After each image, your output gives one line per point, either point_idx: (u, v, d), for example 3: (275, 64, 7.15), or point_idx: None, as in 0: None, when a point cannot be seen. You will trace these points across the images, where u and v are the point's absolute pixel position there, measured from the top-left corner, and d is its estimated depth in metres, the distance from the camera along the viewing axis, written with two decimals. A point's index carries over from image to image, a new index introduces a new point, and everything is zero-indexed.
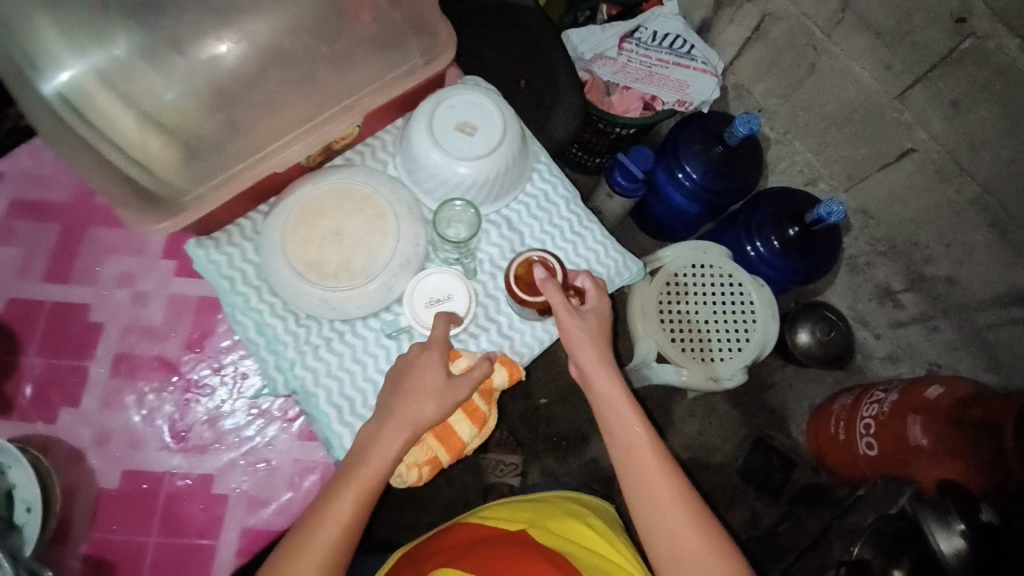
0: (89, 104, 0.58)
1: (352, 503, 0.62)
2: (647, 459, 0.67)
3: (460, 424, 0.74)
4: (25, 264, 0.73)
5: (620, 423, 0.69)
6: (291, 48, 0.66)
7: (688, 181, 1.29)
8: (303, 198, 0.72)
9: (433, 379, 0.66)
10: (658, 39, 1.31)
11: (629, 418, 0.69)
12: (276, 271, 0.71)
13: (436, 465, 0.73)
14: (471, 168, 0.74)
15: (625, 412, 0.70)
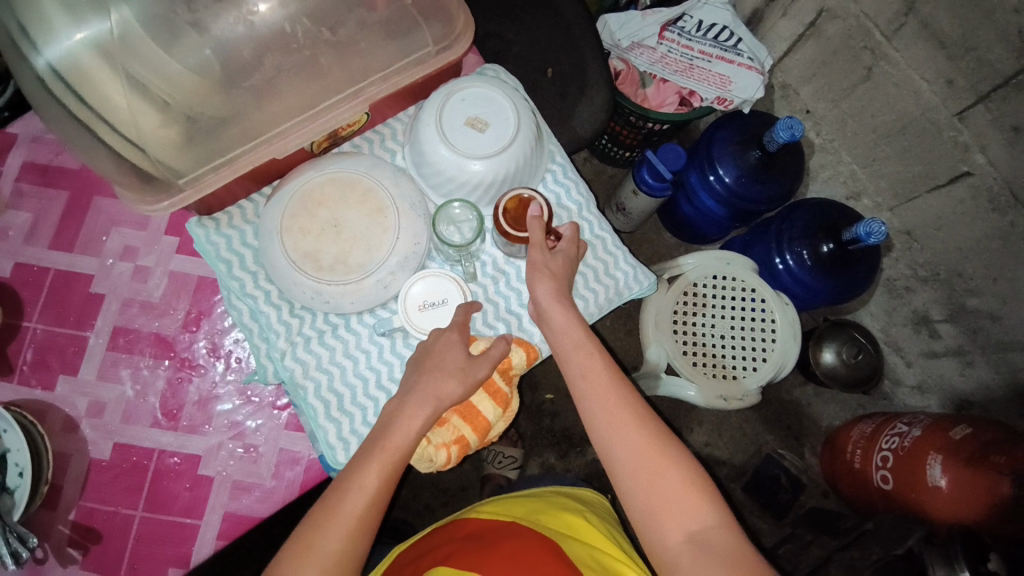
0: (79, 78, 0.55)
1: (378, 481, 0.58)
2: (637, 445, 0.59)
3: (483, 404, 0.71)
4: (33, 230, 0.74)
5: (608, 410, 0.62)
6: (292, 33, 0.61)
7: (719, 185, 1.22)
8: (305, 185, 0.69)
9: (454, 356, 0.65)
10: (703, 29, 1.22)
11: (614, 400, 0.62)
12: (273, 259, 0.68)
13: (462, 445, 0.71)
14: (479, 167, 0.70)
15: (612, 395, 0.63)
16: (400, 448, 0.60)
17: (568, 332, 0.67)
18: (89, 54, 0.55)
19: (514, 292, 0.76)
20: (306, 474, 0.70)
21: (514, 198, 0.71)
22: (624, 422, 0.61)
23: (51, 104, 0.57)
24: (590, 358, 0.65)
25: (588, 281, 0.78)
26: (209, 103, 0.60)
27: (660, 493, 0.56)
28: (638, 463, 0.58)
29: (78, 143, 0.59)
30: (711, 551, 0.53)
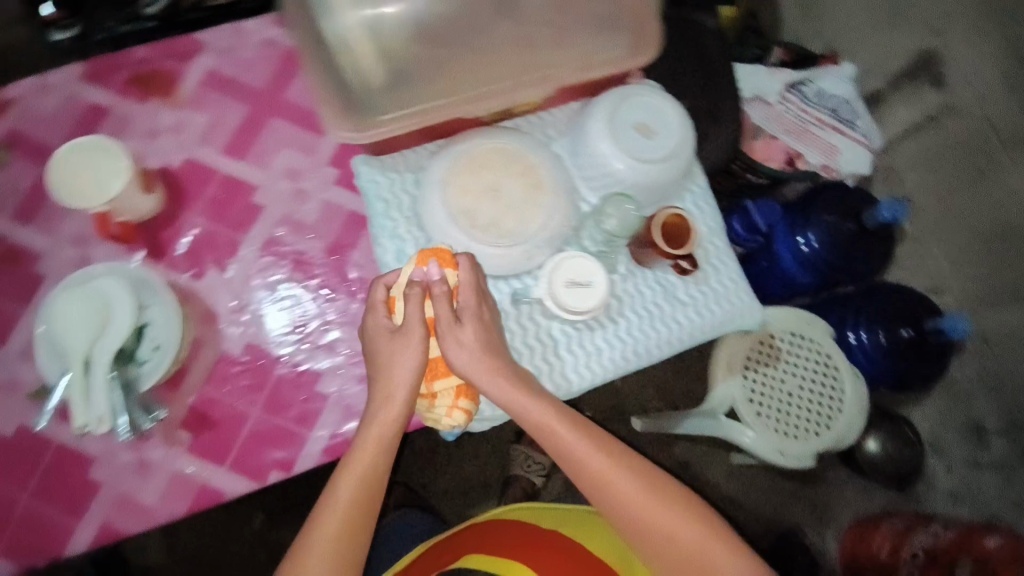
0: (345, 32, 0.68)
1: (350, 494, 0.63)
2: (613, 488, 0.63)
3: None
4: (209, 132, 0.78)
5: (586, 469, 0.64)
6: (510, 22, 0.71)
7: (806, 248, 1.20)
8: (474, 148, 0.73)
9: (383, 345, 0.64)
10: (822, 97, 1.26)
11: (587, 451, 0.64)
12: (432, 208, 0.72)
13: (469, 393, 0.70)
14: (636, 169, 0.73)
15: (571, 446, 0.65)
16: (375, 470, 0.64)
17: (515, 391, 0.64)
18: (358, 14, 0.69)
19: (639, 294, 0.78)
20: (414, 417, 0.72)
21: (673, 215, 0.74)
22: (601, 471, 0.64)
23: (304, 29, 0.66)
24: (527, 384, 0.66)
25: (709, 304, 0.80)
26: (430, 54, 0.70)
27: (639, 503, 0.63)
28: (613, 499, 0.63)
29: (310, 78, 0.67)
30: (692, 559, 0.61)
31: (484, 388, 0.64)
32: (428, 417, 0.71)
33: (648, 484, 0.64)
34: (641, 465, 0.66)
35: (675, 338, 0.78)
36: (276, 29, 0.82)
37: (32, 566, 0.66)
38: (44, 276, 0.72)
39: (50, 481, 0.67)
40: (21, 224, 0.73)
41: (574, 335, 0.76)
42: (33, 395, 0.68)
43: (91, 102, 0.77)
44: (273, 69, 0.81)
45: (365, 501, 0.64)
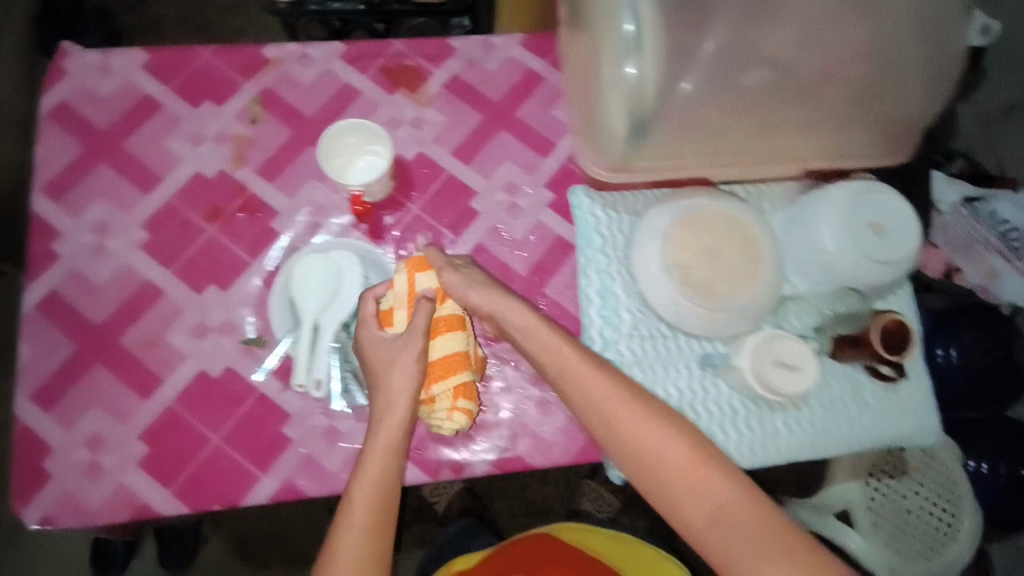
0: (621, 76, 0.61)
1: (368, 494, 0.61)
2: (655, 449, 0.59)
3: (446, 338, 0.66)
4: (443, 132, 0.83)
5: (624, 433, 0.60)
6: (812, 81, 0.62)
7: (943, 361, 1.13)
8: (698, 207, 0.74)
9: (378, 355, 0.65)
10: (996, 219, 1.18)
11: (626, 413, 0.60)
12: (648, 257, 0.74)
13: (468, 392, 0.66)
14: (861, 266, 0.72)
15: (604, 405, 0.61)
16: (399, 444, 0.64)
17: (564, 344, 0.64)
18: (642, 61, 0.59)
19: (827, 385, 0.77)
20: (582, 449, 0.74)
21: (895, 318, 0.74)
22: (639, 433, 0.59)
23: (587, 75, 0.69)
24: (562, 357, 0.63)
25: (895, 412, 0.78)
26: (704, 117, 0.62)
27: (702, 480, 0.57)
28: (653, 461, 0.59)
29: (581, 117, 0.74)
30: (742, 522, 0.55)
31: (534, 337, 0.65)
32: (432, 423, 0.69)
33: (693, 445, 0.59)
34: (684, 427, 0.60)
35: (856, 438, 0.76)
36: (521, 49, 0.86)
37: (210, 507, 0.69)
38: (277, 233, 0.77)
39: (246, 426, 0.71)
40: (265, 181, 0.78)
41: (753, 411, 0.75)
42: (247, 343, 0.73)
43: (344, 83, 0.83)
44: (511, 86, 0.85)
45: (384, 492, 0.62)
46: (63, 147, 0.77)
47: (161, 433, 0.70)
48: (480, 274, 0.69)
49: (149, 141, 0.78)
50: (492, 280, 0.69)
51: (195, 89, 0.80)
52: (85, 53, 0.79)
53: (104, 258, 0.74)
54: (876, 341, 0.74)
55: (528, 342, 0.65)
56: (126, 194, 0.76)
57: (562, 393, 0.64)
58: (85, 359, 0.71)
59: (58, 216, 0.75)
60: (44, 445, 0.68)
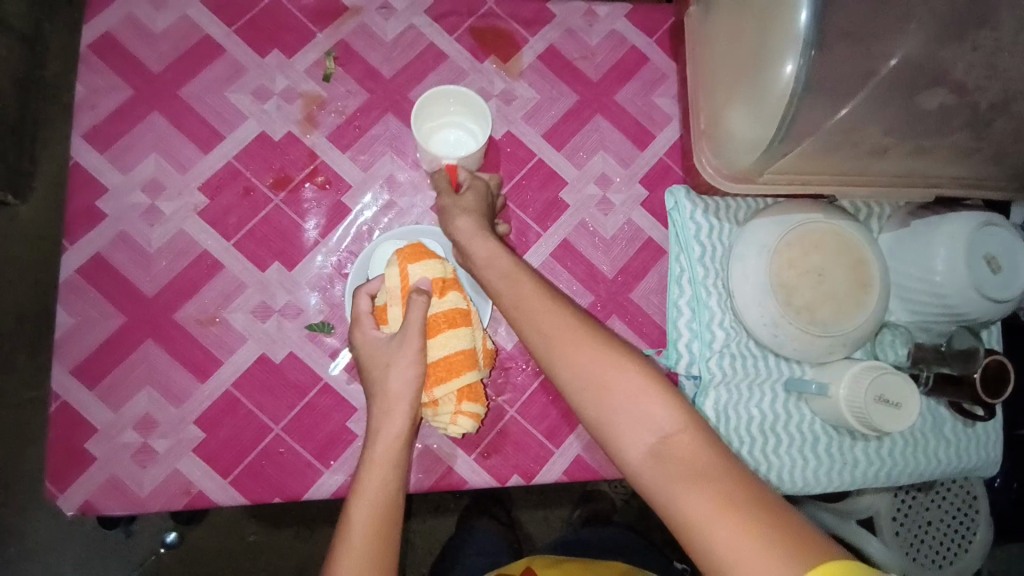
0: (778, 79, 0.53)
1: (375, 493, 0.51)
2: (613, 380, 0.47)
3: (452, 332, 0.58)
4: (535, 110, 0.75)
5: (576, 357, 0.49)
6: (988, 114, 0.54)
7: None
8: (811, 224, 0.69)
9: (375, 349, 0.57)
10: None
11: (580, 337, 0.49)
12: (751, 272, 0.69)
13: (473, 394, 0.59)
14: (974, 302, 0.68)
15: (563, 327, 0.51)
16: (402, 451, 0.54)
17: (543, 297, 0.53)
18: (810, 63, 0.50)
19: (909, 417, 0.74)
20: None
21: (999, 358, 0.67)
22: (592, 360, 0.48)
23: (722, 77, 0.62)
24: (568, 331, 0.50)
25: (969, 449, 0.77)
26: (857, 137, 0.55)
27: (704, 476, 0.43)
28: (601, 392, 0.47)
29: (704, 110, 0.66)
30: (703, 480, 0.42)
31: (523, 286, 0.54)
32: (434, 424, 0.62)
33: (656, 384, 0.47)
34: (651, 366, 0.49)
35: (929, 471, 0.75)
36: (626, 23, 0.78)
37: (270, 501, 0.64)
38: (348, 209, 0.69)
39: (309, 417, 0.66)
40: (338, 149, 0.70)
41: (835, 438, 0.72)
42: (313, 329, 0.67)
43: (429, 43, 0.74)
44: (612, 65, 0.77)
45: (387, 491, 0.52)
46: (110, 88, 0.68)
47: (216, 419, 0.64)
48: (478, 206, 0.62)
49: (209, 91, 0.69)
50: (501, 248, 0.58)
51: (263, 35, 0.71)
52: None
53: (157, 221, 0.67)
54: (977, 381, 0.67)
55: (520, 318, 0.52)
56: (183, 150, 0.68)
57: (511, 315, 0.54)
58: (135, 332, 0.65)
59: (104, 168, 0.67)
60: (89, 425, 0.62)
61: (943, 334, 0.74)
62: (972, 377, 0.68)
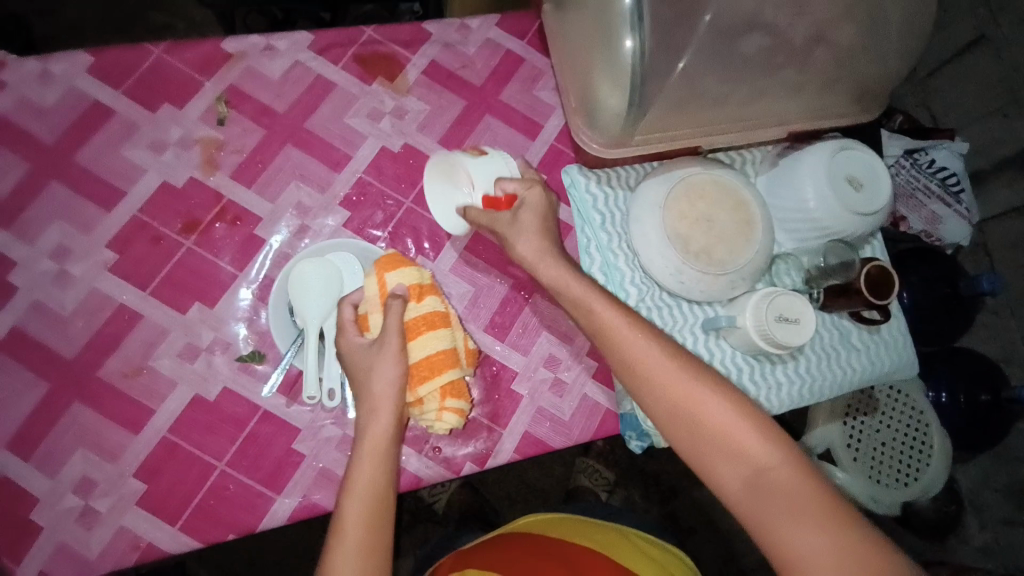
0: (622, 52, 0.59)
1: (369, 476, 0.57)
2: (698, 408, 0.58)
3: (431, 334, 0.62)
4: (427, 120, 0.80)
5: (666, 391, 0.59)
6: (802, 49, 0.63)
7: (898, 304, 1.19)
8: (692, 177, 0.76)
9: (355, 354, 0.60)
10: (932, 167, 1.17)
11: (669, 374, 0.60)
12: (649, 229, 0.75)
13: (456, 390, 0.62)
14: (844, 219, 0.76)
15: (653, 366, 0.60)
16: (390, 443, 0.59)
17: (641, 339, 0.62)
18: (642, 37, 0.57)
19: (819, 334, 0.82)
20: (600, 425, 0.75)
21: (878, 265, 0.75)
22: (684, 395, 0.59)
23: (577, 58, 0.69)
24: (641, 355, 0.61)
25: (878, 352, 0.84)
26: (700, 87, 0.63)
27: (793, 491, 0.53)
28: (690, 418, 0.58)
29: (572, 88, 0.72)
30: (793, 502, 0.53)
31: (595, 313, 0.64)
32: (423, 423, 0.64)
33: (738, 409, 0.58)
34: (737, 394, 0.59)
35: (848, 380, 0.82)
36: (497, 30, 0.84)
37: (224, 538, 0.64)
38: (263, 240, 0.71)
39: (253, 448, 0.66)
40: (243, 186, 0.73)
41: (755, 365, 0.79)
42: (244, 360, 0.68)
43: (317, 75, 0.78)
44: (492, 69, 0.83)
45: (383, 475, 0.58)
46: (1, 166, 0.68)
47: (159, 467, 0.64)
48: (536, 214, 0.68)
49: (105, 152, 0.71)
50: (551, 256, 0.67)
51: (152, 92, 0.73)
52: (12, 57, 0.70)
53: (69, 285, 0.67)
54: (862, 288, 0.75)
55: (605, 341, 0.63)
56: (88, 213, 0.69)
57: (607, 350, 0.63)
58: (61, 397, 0.64)
59: (7, 243, 0.67)
60: (27, 500, 0.61)
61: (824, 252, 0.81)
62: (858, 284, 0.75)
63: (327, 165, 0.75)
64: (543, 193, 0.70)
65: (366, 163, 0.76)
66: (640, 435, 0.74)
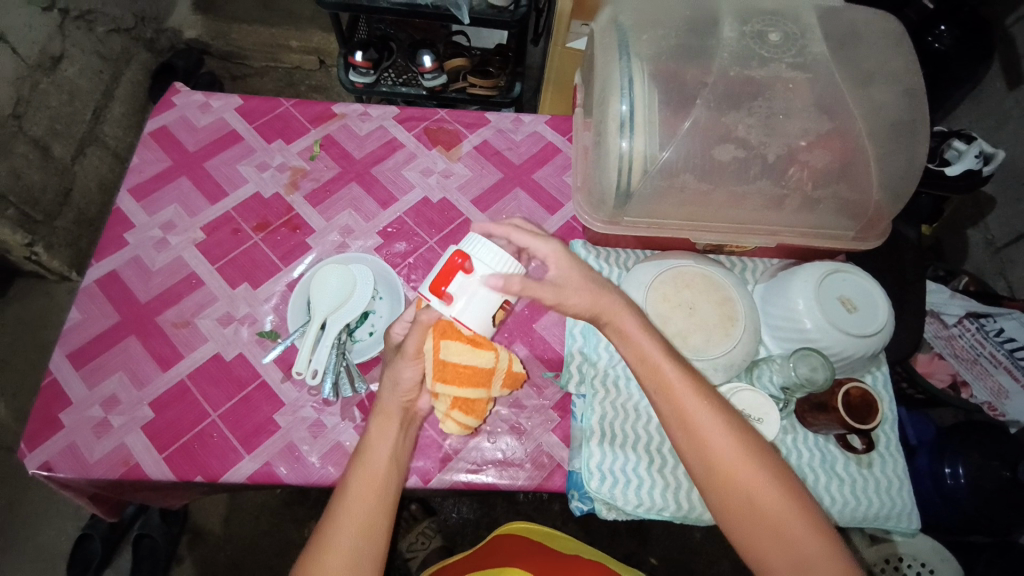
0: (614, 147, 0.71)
1: (365, 486, 0.64)
2: (748, 487, 0.61)
3: (477, 357, 0.66)
4: (466, 183, 0.96)
5: (719, 468, 0.62)
6: (777, 163, 0.72)
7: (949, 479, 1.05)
8: (681, 266, 0.82)
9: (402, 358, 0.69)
10: (1002, 335, 1.07)
11: (743, 462, 0.61)
12: (630, 302, 0.80)
13: (467, 408, 0.69)
14: (834, 336, 0.76)
15: (711, 441, 0.62)
16: (387, 462, 0.66)
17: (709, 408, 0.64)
18: (632, 136, 0.69)
19: (797, 451, 0.77)
20: (547, 478, 0.76)
21: (860, 386, 0.73)
22: (735, 473, 0.61)
23: (586, 151, 0.82)
24: (703, 424, 0.63)
25: (867, 490, 0.76)
26: (679, 183, 0.73)
27: None
28: (773, 523, 0.59)
29: (580, 173, 0.84)
30: None
31: (687, 405, 0.64)
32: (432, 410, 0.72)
33: (793, 495, 0.61)
34: (809, 500, 0.61)
35: (825, 511, 0.75)
36: (544, 126, 1.02)
37: (192, 479, 0.72)
38: (309, 247, 0.88)
39: (243, 408, 0.77)
40: (309, 205, 0.92)
41: None
42: (262, 334, 0.81)
43: (392, 136, 0.99)
44: (532, 154, 0.99)
45: (381, 493, 0.65)
46: (156, 160, 0.94)
47: (168, 403, 0.76)
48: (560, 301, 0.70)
49: (225, 164, 0.94)
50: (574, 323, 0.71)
51: (272, 130, 0.98)
52: (193, 94, 0.99)
53: (163, 250, 0.87)
54: (839, 408, 0.72)
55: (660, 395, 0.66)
56: (196, 202, 0.91)
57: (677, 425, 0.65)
58: (123, 329, 0.81)
59: (136, 212, 0.90)
60: (66, 399, 0.76)
61: (817, 369, 0.75)
62: (836, 405, 0.73)
63: (377, 203, 0.93)
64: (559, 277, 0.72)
65: (408, 207, 0.93)
66: (581, 496, 0.74)
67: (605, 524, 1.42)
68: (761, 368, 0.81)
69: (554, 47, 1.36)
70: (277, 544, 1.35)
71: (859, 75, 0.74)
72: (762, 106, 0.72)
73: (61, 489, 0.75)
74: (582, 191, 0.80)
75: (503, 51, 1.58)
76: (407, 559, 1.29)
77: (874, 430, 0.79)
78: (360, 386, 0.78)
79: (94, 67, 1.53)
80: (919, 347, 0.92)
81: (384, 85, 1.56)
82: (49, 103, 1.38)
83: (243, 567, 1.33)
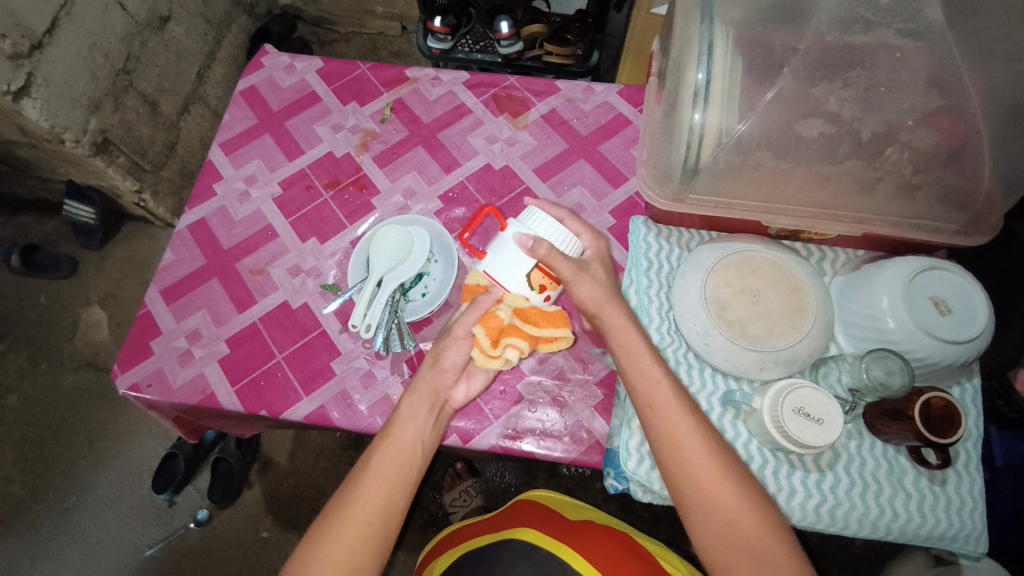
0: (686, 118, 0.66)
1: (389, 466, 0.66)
2: (719, 500, 0.61)
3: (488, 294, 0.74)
4: (530, 152, 0.94)
5: (704, 493, 0.62)
6: (870, 143, 0.65)
7: None
8: (748, 250, 0.76)
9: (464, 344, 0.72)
10: None
11: (711, 471, 0.62)
12: (688, 284, 0.76)
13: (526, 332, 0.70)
14: (919, 340, 0.68)
15: (699, 467, 0.62)
16: (415, 447, 0.68)
17: (683, 414, 0.64)
18: (707, 107, 0.64)
19: (860, 458, 0.71)
20: (584, 453, 0.76)
21: (944, 397, 0.65)
22: (719, 497, 0.61)
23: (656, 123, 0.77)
24: (675, 429, 0.64)
25: (936, 508, 0.70)
26: (755, 160, 0.68)
27: None
28: (737, 535, 0.60)
29: (646, 145, 0.79)
30: None
31: (658, 403, 0.65)
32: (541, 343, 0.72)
33: (766, 520, 0.61)
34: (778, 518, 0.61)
35: (884, 524, 0.69)
36: (616, 96, 0.98)
37: (257, 412, 0.79)
38: (374, 207, 0.92)
39: (304, 352, 0.82)
40: (377, 166, 0.95)
41: (771, 462, 0.71)
42: (325, 287, 0.87)
43: (461, 102, 0.99)
44: (600, 124, 0.96)
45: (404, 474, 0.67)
46: (243, 117, 1.00)
47: (241, 342, 0.84)
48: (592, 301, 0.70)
49: (304, 123, 0.99)
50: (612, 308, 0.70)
51: (348, 92, 1.01)
52: (279, 56, 1.04)
53: (245, 201, 0.94)
54: (916, 418, 0.65)
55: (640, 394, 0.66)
56: (276, 158, 0.97)
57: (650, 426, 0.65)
58: (207, 272, 0.89)
59: (224, 165, 0.97)
60: (157, 329, 0.85)
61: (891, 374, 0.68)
62: (912, 414, 0.66)
63: (441, 167, 0.94)
64: (587, 276, 0.70)
65: (471, 172, 0.94)
66: (617, 474, 0.74)
67: (647, 508, 1.40)
68: (827, 367, 0.75)
69: (636, 11, 1.29)
70: (333, 483, 1.46)
71: (982, 45, 0.65)
72: (860, 77, 0.65)
73: (149, 409, 0.85)
74: (646, 165, 0.76)
75: (583, 17, 1.51)
76: (449, 511, 1.36)
77: (953, 445, 0.72)
78: (410, 343, 0.81)
79: (199, 29, 1.64)
80: (1021, 360, 0.81)
81: (460, 50, 1.56)
82: (157, 61, 1.50)
83: (300, 499, 1.46)
